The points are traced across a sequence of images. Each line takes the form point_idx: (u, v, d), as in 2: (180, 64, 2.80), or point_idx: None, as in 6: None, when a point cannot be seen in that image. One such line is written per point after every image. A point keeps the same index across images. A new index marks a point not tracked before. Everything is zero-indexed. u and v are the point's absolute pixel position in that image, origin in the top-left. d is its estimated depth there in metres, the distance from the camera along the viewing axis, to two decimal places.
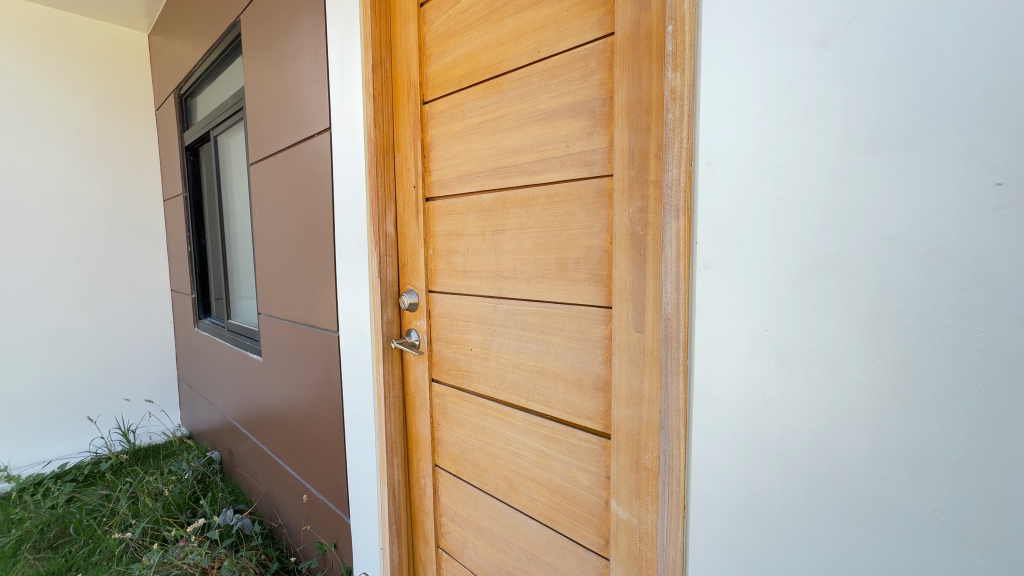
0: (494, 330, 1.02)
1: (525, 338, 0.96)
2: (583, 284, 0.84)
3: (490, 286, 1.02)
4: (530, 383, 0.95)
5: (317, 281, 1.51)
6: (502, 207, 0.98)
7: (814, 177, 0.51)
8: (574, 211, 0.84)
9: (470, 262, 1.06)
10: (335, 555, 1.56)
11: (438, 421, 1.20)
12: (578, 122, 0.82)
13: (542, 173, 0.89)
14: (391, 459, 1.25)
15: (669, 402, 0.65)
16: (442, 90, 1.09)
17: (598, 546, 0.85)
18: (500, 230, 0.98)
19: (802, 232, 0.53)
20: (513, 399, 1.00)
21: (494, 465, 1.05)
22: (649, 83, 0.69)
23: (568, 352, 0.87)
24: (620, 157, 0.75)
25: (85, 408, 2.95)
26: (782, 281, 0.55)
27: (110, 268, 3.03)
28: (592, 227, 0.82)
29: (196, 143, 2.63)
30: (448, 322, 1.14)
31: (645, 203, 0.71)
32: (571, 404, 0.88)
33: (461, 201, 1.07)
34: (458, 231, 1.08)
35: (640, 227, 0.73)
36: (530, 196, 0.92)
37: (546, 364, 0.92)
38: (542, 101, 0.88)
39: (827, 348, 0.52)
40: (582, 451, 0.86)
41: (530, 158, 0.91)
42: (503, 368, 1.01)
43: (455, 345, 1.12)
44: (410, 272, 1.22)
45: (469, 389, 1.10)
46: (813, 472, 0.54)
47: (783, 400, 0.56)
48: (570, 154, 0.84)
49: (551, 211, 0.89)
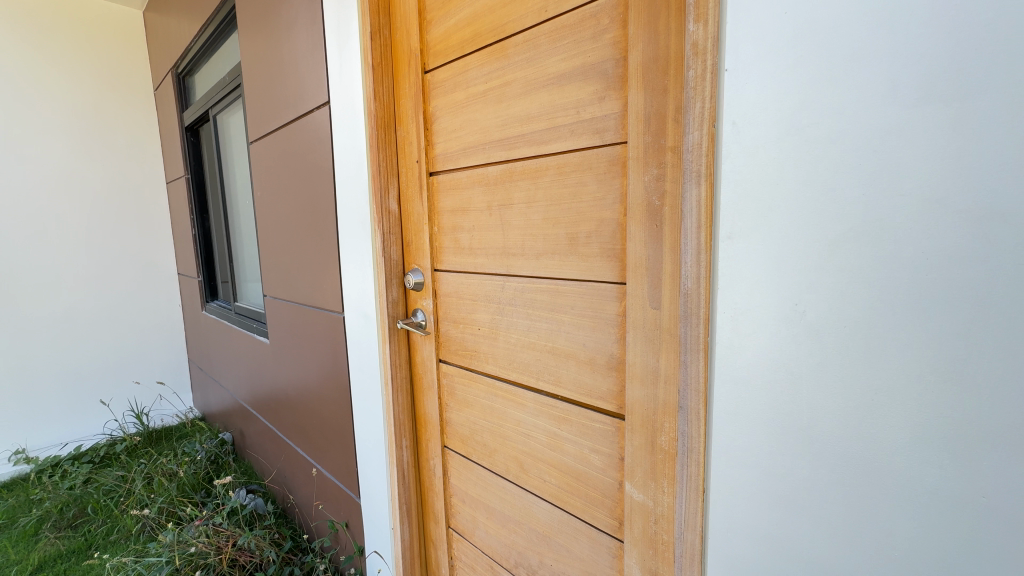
0: (502, 309, 0.99)
1: (535, 318, 0.92)
2: (594, 260, 0.80)
3: (497, 263, 0.98)
4: (540, 363, 0.92)
5: (322, 260, 1.47)
6: (509, 180, 0.93)
7: (852, 134, 0.47)
8: (585, 182, 0.80)
9: (476, 239, 1.02)
10: (347, 534, 1.57)
11: (446, 403, 1.18)
12: (589, 85, 0.77)
13: (550, 142, 0.84)
14: (400, 441, 1.24)
15: (689, 379, 0.63)
16: (444, 57, 1.03)
17: (611, 528, 0.83)
18: (507, 205, 0.94)
19: (838, 195, 0.48)
20: (522, 379, 0.97)
21: (504, 446, 1.03)
22: (667, 40, 0.65)
23: (580, 331, 0.84)
24: (634, 122, 0.71)
25: (98, 391, 2.98)
26: (814, 250, 0.50)
27: (114, 252, 3.02)
28: (605, 199, 0.78)
29: (197, 123, 2.57)
30: (455, 301, 1.10)
31: (662, 171, 0.68)
32: (582, 384, 0.85)
33: (465, 175, 1.02)
34: (463, 207, 1.04)
35: (656, 197, 0.69)
36: (538, 167, 0.87)
37: (557, 343, 0.89)
38: (550, 64, 0.82)
39: (863, 321, 0.48)
40: (594, 432, 0.84)
41: (537, 127, 0.86)
42: (512, 348, 0.98)
43: (462, 325, 1.09)
44: (415, 251, 1.18)
45: (478, 369, 1.07)
46: (846, 452, 0.50)
47: (814, 378, 0.52)
48: (580, 121, 0.79)
49: (561, 182, 0.84)
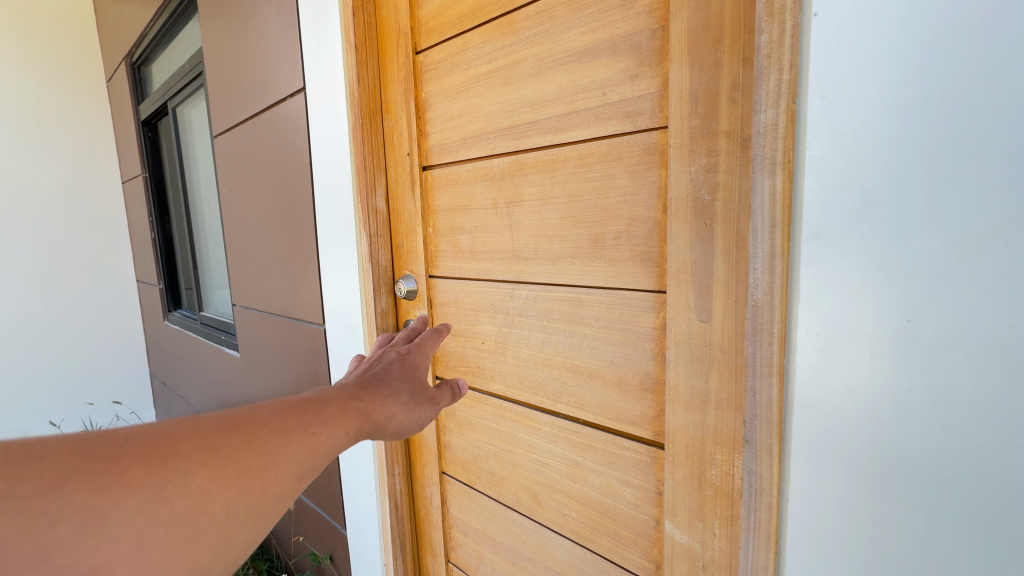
0: (511, 321, 0.87)
1: (551, 331, 0.81)
2: (625, 264, 0.69)
3: (505, 269, 0.86)
4: (558, 382, 0.81)
5: (297, 266, 1.32)
6: (518, 173, 0.81)
7: (995, 106, 0.37)
8: (614, 174, 0.69)
9: (479, 241, 0.90)
10: (331, 568, 1.42)
11: (445, 425, 1.06)
12: (619, 62, 0.66)
13: (569, 129, 0.73)
14: (391, 468, 1.11)
15: (756, 409, 0.52)
16: (439, 35, 0.91)
17: (646, 571, 0.73)
18: (516, 202, 0.82)
19: (972, 184, 0.38)
20: (535, 400, 0.85)
21: (514, 475, 0.92)
22: (722, 3, 0.54)
23: (607, 346, 0.73)
24: (677, 102, 0.60)
25: (47, 411, 2.73)
26: (936, 253, 0.40)
27: (65, 259, 2.77)
28: (638, 193, 0.67)
29: (154, 117, 2.36)
30: (454, 312, 0.98)
31: (714, 159, 0.58)
32: (609, 406, 0.74)
33: (466, 169, 0.90)
34: (463, 205, 0.92)
35: (706, 190, 0.59)
36: (555, 159, 0.76)
37: (578, 360, 0.78)
38: (570, 39, 0.71)
39: (1005, 344, 0.38)
40: (625, 462, 0.74)
41: (554, 112, 0.75)
42: (523, 365, 0.86)
43: (463, 338, 0.97)
44: (406, 255, 1.05)
45: (482, 389, 0.95)
46: (977, 505, 0.41)
47: (930, 412, 0.42)
48: (607, 104, 0.68)
49: (583, 175, 0.73)
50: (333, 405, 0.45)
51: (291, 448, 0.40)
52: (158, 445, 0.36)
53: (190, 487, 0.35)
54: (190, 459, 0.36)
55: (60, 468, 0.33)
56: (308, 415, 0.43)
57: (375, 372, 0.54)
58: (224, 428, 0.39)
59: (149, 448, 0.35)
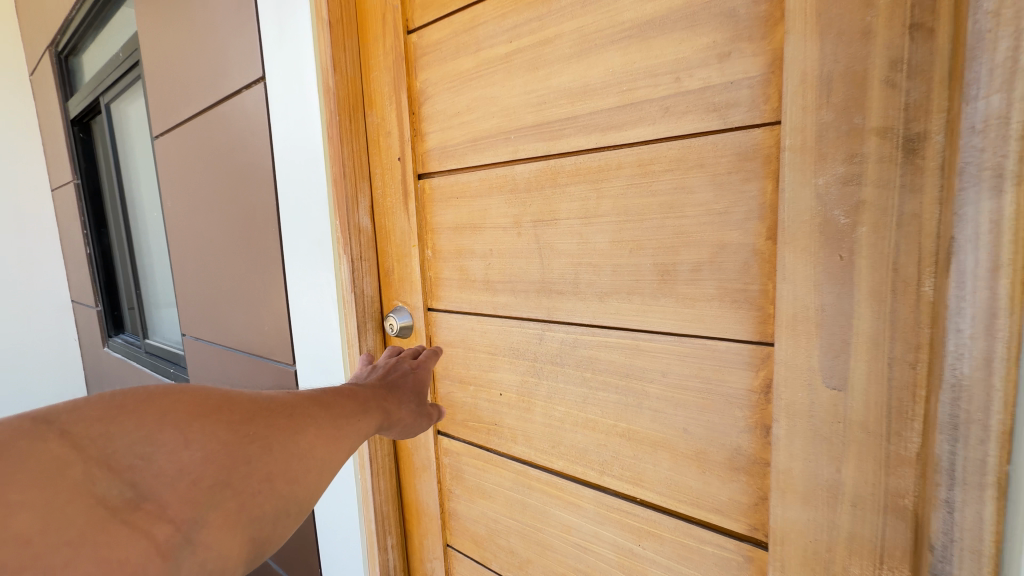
0: (540, 369, 0.69)
1: (597, 386, 0.63)
2: (708, 306, 0.52)
3: (533, 304, 0.68)
4: (606, 450, 0.64)
5: (259, 295, 1.09)
6: (551, 184, 0.63)
7: None
8: (691, 186, 0.52)
9: (495, 269, 0.71)
10: None
11: (449, 489, 0.86)
12: (702, 38, 0.49)
13: (624, 127, 0.56)
14: (384, 541, 0.91)
15: (954, 532, 0.36)
16: (439, 8, 0.71)
17: None
18: (548, 221, 0.64)
19: None
20: (574, 470, 0.67)
21: (544, 559, 0.73)
22: None
23: (679, 411, 0.56)
24: (799, 89, 0.43)
25: None
26: None
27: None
28: (728, 213, 0.50)
29: (86, 114, 2.05)
30: (462, 354, 0.79)
31: (858, 168, 0.41)
32: (682, 487, 0.57)
33: (477, 178, 0.71)
34: (474, 223, 0.73)
35: (842, 210, 0.43)
36: (604, 166, 0.58)
37: (636, 425, 0.60)
38: (626, 8, 0.54)
39: None
40: (704, 559, 0.57)
41: (603, 105, 0.57)
42: (557, 425, 0.68)
43: (475, 387, 0.78)
44: (397, 283, 0.85)
45: (500, 450, 0.76)
46: None
47: None
48: (682, 94, 0.51)
49: (645, 187, 0.55)
50: (370, 404, 0.50)
51: (359, 423, 0.46)
52: (285, 403, 0.42)
53: (320, 424, 0.42)
54: (313, 411, 0.43)
55: (245, 406, 0.38)
56: (358, 410, 0.48)
57: (386, 379, 0.60)
58: (321, 396, 0.46)
59: (281, 406, 0.41)
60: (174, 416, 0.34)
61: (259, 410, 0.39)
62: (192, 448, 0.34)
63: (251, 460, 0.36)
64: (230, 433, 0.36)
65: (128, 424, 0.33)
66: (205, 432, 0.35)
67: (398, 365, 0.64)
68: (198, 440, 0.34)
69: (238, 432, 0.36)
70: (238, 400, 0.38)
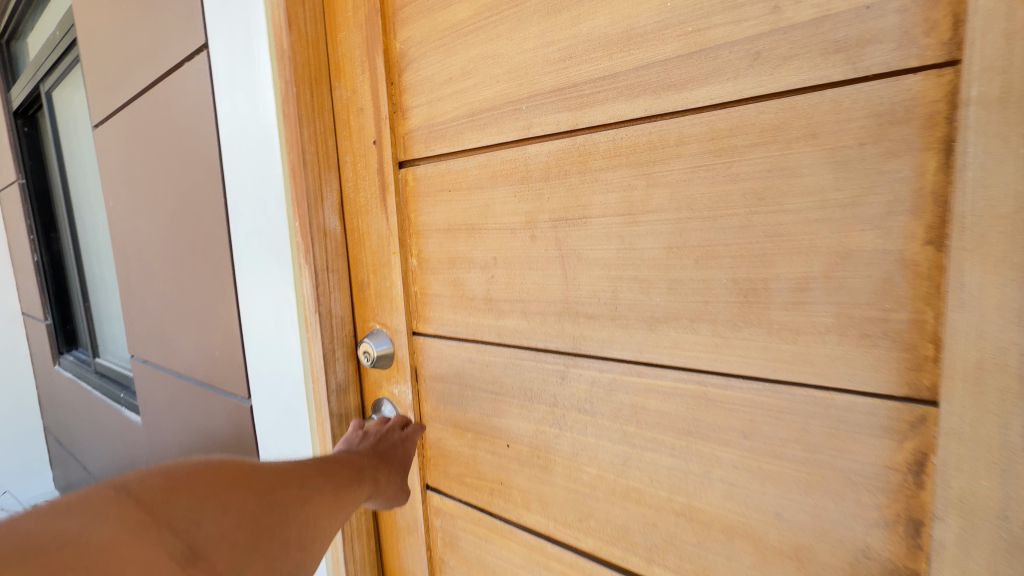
0: (561, 418, 0.52)
1: (643, 445, 0.46)
2: (819, 342, 0.36)
3: (552, 332, 0.51)
4: (656, 531, 0.47)
5: (208, 314, 0.90)
6: (578, 170, 0.47)
7: None
8: (795, 167, 0.35)
9: (500, 284, 0.54)
10: None
11: (441, 558, 0.69)
12: None
13: (689, 86, 0.39)
14: None
15: None
16: None
17: None
18: (574, 220, 0.47)
19: None
20: (610, 553, 0.51)
21: None
22: None
23: (770, 488, 0.40)
24: None
25: None
26: None
27: None
28: (855, 205, 0.34)
29: (30, 105, 1.85)
30: (456, 392, 0.62)
31: None
32: None
33: (475, 164, 0.54)
34: (471, 224, 0.56)
35: None
36: (656, 142, 0.41)
37: (701, 503, 0.43)
38: None
39: None
40: None
41: (656, 56, 0.41)
42: (586, 492, 0.51)
43: (474, 435, 0.61)
44: (372, 299, 0.68)
45: (508, 517, 0.59)
46: None
47: None
48: (782, 31, 0.35)
49: (720, 170, 0.39)
50: (358, 476, 0.49)
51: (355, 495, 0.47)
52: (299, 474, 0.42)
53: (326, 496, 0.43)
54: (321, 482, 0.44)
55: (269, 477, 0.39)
56: (348, 485, 0.47)
57: (377, 446, 0.58)
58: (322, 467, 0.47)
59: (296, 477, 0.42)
60: (215, 485, 0.35)
61: (279, 479, 0.40)
62: (231, 513, 0.34)
63: (272, 528, 0.36)
64: (254, 502, 0.36)
65: (182, 492, 0.33)
66: (246, 499, 0.36)
67: (388, 436, 0.60)
68: (235, 506, 0.35)
69: (266, 500, 0.37)
70: (256, 471, 0.39)
